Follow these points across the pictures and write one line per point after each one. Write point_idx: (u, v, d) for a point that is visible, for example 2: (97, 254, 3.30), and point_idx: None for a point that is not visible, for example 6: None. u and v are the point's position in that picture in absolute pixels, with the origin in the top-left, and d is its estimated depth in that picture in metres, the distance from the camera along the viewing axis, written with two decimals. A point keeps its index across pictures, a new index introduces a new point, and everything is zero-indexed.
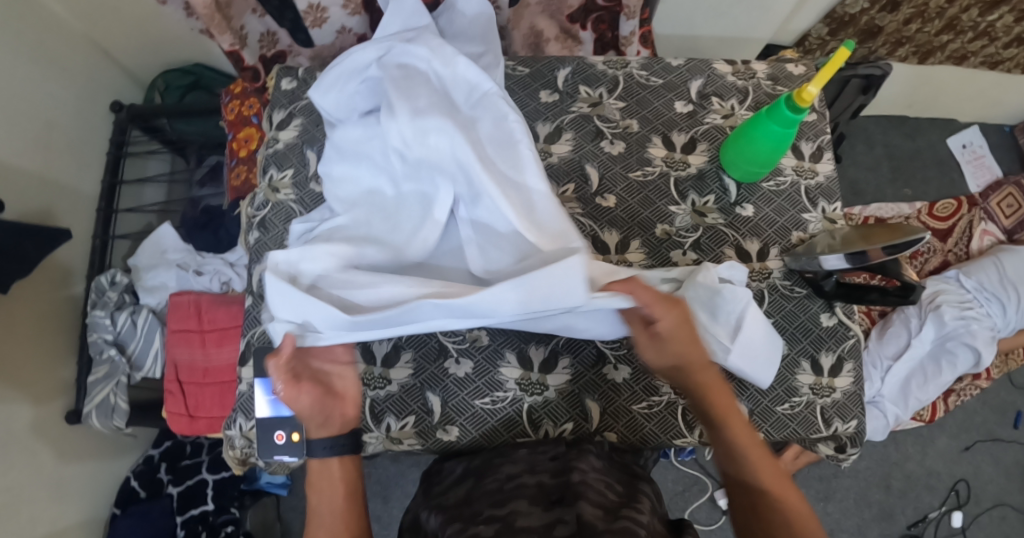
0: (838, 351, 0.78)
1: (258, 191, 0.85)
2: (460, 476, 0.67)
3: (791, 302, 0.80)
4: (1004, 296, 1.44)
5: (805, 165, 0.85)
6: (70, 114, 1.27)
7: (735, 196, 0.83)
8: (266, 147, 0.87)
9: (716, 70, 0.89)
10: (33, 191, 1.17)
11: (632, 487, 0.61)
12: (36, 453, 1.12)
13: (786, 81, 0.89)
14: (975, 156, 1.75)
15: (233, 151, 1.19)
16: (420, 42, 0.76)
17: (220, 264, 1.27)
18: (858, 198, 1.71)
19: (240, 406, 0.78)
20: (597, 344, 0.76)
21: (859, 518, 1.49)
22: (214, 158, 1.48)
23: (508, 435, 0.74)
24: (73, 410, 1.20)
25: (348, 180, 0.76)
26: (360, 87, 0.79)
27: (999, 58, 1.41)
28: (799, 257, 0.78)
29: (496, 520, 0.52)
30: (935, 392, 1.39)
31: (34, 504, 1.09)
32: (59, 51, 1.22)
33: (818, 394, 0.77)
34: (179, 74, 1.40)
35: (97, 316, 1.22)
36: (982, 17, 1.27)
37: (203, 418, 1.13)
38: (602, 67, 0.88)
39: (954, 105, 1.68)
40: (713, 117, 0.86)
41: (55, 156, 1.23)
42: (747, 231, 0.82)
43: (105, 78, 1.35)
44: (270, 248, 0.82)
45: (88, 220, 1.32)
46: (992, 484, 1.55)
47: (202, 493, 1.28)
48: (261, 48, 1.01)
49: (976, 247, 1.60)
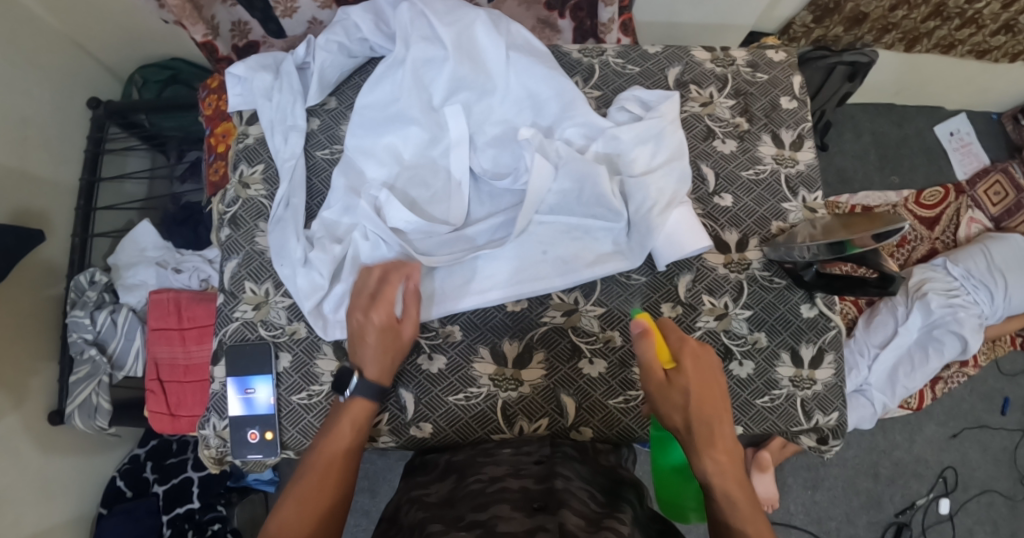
0: (819, 343, 0.77)
1: (228, 187, 0.82)
2: (443, 474, 0.65)
3: (771, 293, 0.78)
4: (990, 283, 1.44)
5: (785, 154, 0.83)
6: (46, 108, 1.25)
7: (712, 187, 0.81)
8: (236, 141, 0.84)
9: (695, 57, 0.87)
10: (13, 192, 1.16)
11: (616, 495, 0.61)
12: (20, 456, 1.10)
13: (765, 69, 0.88)
14: (962, 143, 1.74)
15: (211, 146, 1.18)
16: (358, 16, 0.79)
17: (200, 262, 1.26)
18: (844, 187, 1.70)
19: (214, 405, 0.76)
20: (572, 337, 0.75)
21: (847, 506, 1.50)
22: (195, 153, 1.46)
23: (482, 432, 0.73)
24: (55, 410, 1.19)
25: (379, 154, 0.77)
26: (317, 34, 0.81)
27: (987, 46, 1.41)
28: (779, 248, 0.76)
29: (477, 526, 0.50)
30: (922, 379, 1.38)
31: (19, 507, 1.08)
32: (30, 47, 1.20)
33: (799, 386, 0.75)
34: (155, 69, 1.39)
35: (77, 316, 1.21)
36: (969, 4, 1.27)
37: (185, 416, 1.11)
38: (578, 55, 0.85)
39: (940, 93, 1.67)
40: (690, 105, 0.84)
41: (33, 152, 1.21)
42: (726, 221, 0.80)
43: (80, 73, 1.33)
44: (240, 245, 0.79)
45: (68, 219, 1.30)
46: (980, 471, 1.56)
47: (189, 491, 1.28)
48: (233, 37, 1.00)
49: (963, 235, 1.60)
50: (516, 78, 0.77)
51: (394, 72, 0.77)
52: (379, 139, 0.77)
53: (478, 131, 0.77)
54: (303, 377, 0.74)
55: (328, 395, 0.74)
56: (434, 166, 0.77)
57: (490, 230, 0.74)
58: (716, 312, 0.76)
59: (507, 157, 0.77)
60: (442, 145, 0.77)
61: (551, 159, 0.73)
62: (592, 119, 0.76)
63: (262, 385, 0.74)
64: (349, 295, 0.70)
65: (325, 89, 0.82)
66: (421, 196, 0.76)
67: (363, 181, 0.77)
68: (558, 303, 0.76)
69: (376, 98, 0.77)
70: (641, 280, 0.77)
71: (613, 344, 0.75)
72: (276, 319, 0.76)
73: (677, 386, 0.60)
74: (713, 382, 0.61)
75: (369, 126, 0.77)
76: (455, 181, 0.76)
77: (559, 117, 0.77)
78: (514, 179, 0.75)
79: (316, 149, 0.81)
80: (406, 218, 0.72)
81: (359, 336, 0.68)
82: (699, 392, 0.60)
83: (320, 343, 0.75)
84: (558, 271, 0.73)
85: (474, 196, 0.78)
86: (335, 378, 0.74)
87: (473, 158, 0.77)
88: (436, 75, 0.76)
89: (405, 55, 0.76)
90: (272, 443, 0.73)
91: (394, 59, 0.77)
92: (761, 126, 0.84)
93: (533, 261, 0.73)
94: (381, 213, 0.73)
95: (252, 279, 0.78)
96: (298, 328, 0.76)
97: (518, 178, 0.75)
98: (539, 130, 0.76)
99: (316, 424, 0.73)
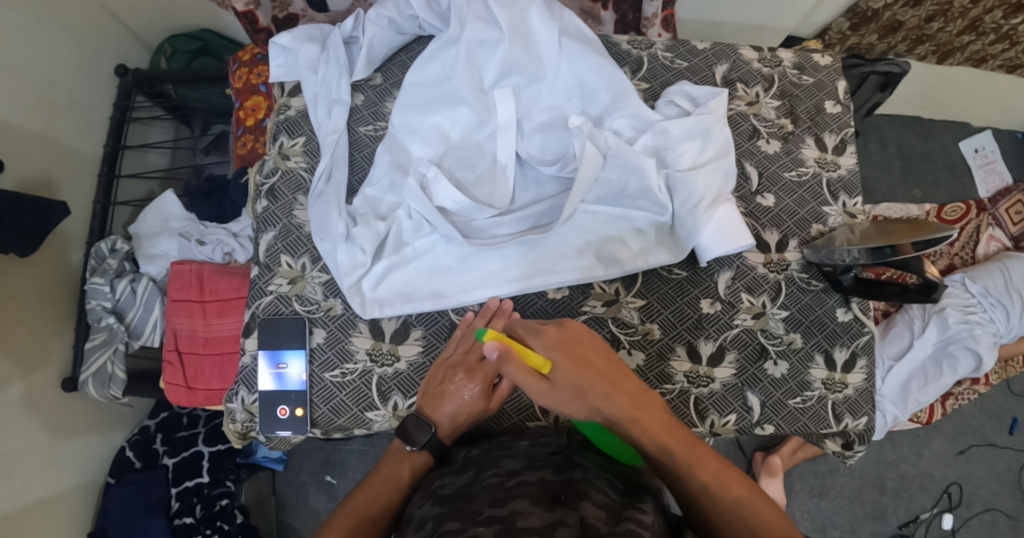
0: (852, 347, 0.76)
1: (267, 158, 0.82)
2: (461, 467, 0.64)
3: (808, 296, 0.77)
4: (1008, 302, 1.43)
5: (828, 158, 0.83)
6: (71, 73, 1.24)
7: (756, 186, 0.80)
8: (277, 114, 0.84)
9: (742, 56, 0.86)
10: (37, 156, 1.15)
11: (636, 484, 0.61)
12: (29, 424, 1.10)
13: (811, 72, 0.87)
14: (986, 160, 1.73)
15: (240, 119, 1.17)
16: None
17: (224, 235, 1.25)
18: (867, 197, 1.70)
19: (243, 379, 0.76)
20: (611, 328, 0.75)
21: (852, 515, 1.50)
22: (220, 126, 1.46)
23: (518, 418, 0.75)
24: (69, 378, 1.19)
25: (424, 133, 0.77)
26: (367, 9, 0.80)
27: (1019, 63, 1.39)
28: (819, 250, 0.76)
29: (496, 521, 0.50)
30: (935, 394, 1.38)
31: (26, 473, 1.08)
32: (61, 9, 1.20)
33: (831, 389, 0.75)
34: (185, 40, 1.38)
35: (97, 283, 1.20)
36: (1005, 20, 1.25)
37: (202, 390, 1.11)
38: (627, 47, 0.85)
39: (969, 109, 1.66)
40: (737, 104, 0.84)
41: (58, 116, 1.21)
42: (767, 221, 0.79)
43: (109, 39, 1.32)
44: (277, 218, 0.79)
45: (90, 187, 1.30)
46: (985, 489, 1.56)
47: (198, 465, 1.28)
48: (273, 9, 0.98)
49: (983, 252, 1.58)
50: (567, 65, 0.76)
51: (448, 52, 0.76)
52: (426, 119, 0.77)
53: (526, 116, 0.77)
54: (337, 354, 0.74)
55: (362, 373, 0.74)
56: (482, 148, 0.77)
57: (534, 218, 0.75)
58: (754, 311, 0.76)
59: (556, 145, 0.77)
60: (491, 128, 0.77)
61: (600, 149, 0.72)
62: (643, 112, 0.75)
63: (294, 360, 0.74)
64: (456, 353, 0.72)
65: (372, 65, 0.82)
66: (467, 178, 0.76)
67: (409, 159, 0.77)
68: (599, 293, 0.76)
69: (426, 76, 0.77)
70: (681, 275, 0.77)
71: (651, 337, 0.75)
72: (311, 295, 0.76)
73: (561, 383, 0.60)
74: (591, 353, 0.63)
75: (417, 104, 0.77)
76: (502, 164, 0.76)
77: (608, 107, 0.76)
78: (561, 166, 0.75)
79: (359, 125, 0.81)
80: (454, 197, 0.72)
81: (450, 393, 0.69)
82: (585, 376, 0.60)
83: (356, 321, 0.75)
84: (601, 261, 0.73)
85: (520, 181, 0.78)
86: (370, 356, 0.74)
87: (521, 143, 0.77)
88: (489, 55, 0.76)
89: (460, 35, 0.76)
90: (303, 420, 0.73)
91: (449, 38, 0.77)
92: (805, 128, 0.84)
93: (575, 251, 0.73)
94: (427, 192, 0.73)
95: (288, 252, 0.77)
96: (334, 305, 0.75)
97: (566, 166, 0.75)
98: (588, 118, 0.76)
99: (349, 403, 0.73)
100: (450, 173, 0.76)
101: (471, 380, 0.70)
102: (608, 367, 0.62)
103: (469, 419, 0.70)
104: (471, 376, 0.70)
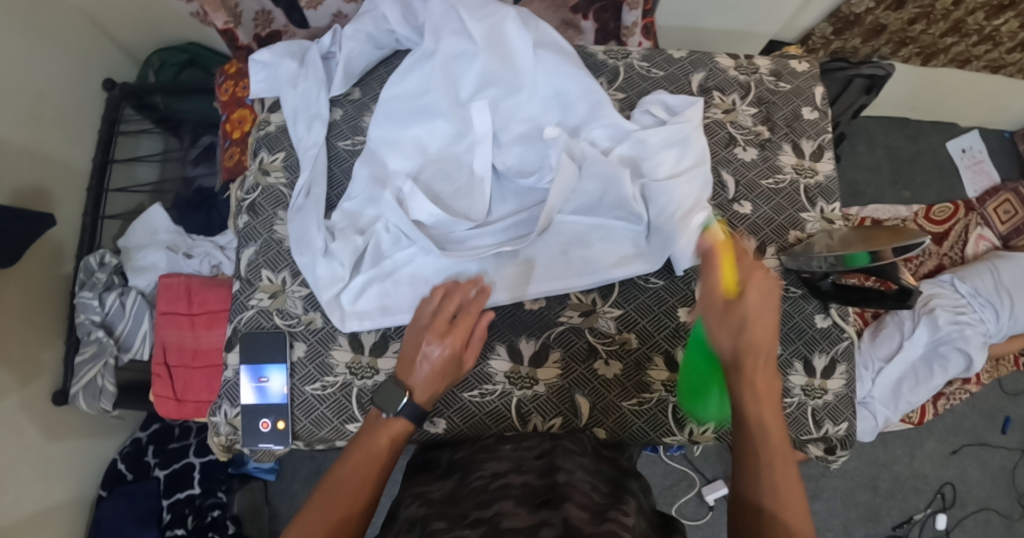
0: (831, 352, 0.77)
1: (248, 173, 0.83)
2: (446, 471, 0.65)
3: (786, 302, 0.78)
4: (997, 301, 1.44)
5: (805, 164, 0.83)
6: (60, 87, 1.24)
7: (733, 193, 0.81)
8: (257, 129, 0.84)
9: (719, 63, 0.87)
10: (27, 170, 1.15)
11: (619, 486, 0.61)
12: (22, 436, 1.10)
13: (788, 78, 0.88)
14: (974, 160, 1.74)
15: (227, 132, 1.18)
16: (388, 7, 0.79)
17: (211, 248, 1.25)
18: (855, 199, 1.70)
19: (226, 393, 0.76)
20: (588, 338, 0.75)
21: (845, 517, 1.50)
22: (207, 138, 1.44)
23: (496, 428, 0.74)
24: (60, 391, 1.18)
25: (402, 146, 0.78)
26: (345, 25, 0.81)
27: (1002, 63, 1.40)
28: (797, 257, 0.77)
29: (481, 523, 0.50)
30: (926, 394, 1.38)
31: (19, 487, 1.08)
32: (48, 25, 1.20)
33: (810, 396, 0.76)
34: (174, 52, 1.40)
35: (85, 297, 1.20)
36: (988, 22, 1.26)
37: (191, 402, 1.11)
38: (603, 57, 0.86)
39: (954, 110, 1.67)
40: (713, 112, 0.84)
41: (47, 130, 1.21)
42: (745, 228, 0.80)
43: (96, 53, 1.33)
44: (258, 233, 0.79)
45: (79, 201, 1.30)
46: (978, 489, 1.56)
47: (190, 476, 1.28)
48: (255, 26, 0.99)
49: (971, 252, 1.59)
50: (544, 76, 0.77)
51: (424, 67, 0.77)
52: (403, 132, 0.78)
53: (503, 128, 0.78)
54: (317, 368, 0.74)
55: (342, 386, 0.74)
56: (460, 160, 0.77)
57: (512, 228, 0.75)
58: None
59: (534, 156, 0.77)
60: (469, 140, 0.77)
61: (576, 159, 0.73)
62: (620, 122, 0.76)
63: (276, 374, 0.74)
64: (426, 312, 0.66)
65: (350, 79, 0.82)
66: (445, 191, 0.76)
67: (386, 172, 0.77)
68: (576, 304, 0.76)
69: (404, 90, 0.78)
70: (659, 284, 0.77)
71: (628, 346, 0.75)
72: (292, 308, 0.76)
73: (736, 311, 0.59)
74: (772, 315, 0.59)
75: (395, 118, 0.78)
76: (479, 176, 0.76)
77: (585, 118, 0.77)
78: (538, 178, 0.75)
79: (338, 140, 0.81)
80: (431, 210, 0.73)
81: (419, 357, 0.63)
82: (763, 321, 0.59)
83: (336, 334, 0.75)
84: (579, 271, 0.73)
85: (498, 192, 0.78)
86: (349, 369, 0.74)
87: (499, 155, 0.77)
88: (466, 67, 0.76)
89: (435, 49, 0.76)
90: (284, 432, 0.73)
91: (425, 53, 0.77)
92: (783, 135, 0.84)
93: (554, 260, 0.74)
94: (404, 206, 0.73)
95: (269, 267, 0.78)
96: (314, 318, 0.76)
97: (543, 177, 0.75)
98: (565, 129, 0.76)
99: (329, 416, 0.73)
100: (427, 186, 0.76)
101: (441, 337, 0.63)
102: (771, 329, 0.59)
103: (443, 383, 0.64)
104: (441, 335, 0.64)
